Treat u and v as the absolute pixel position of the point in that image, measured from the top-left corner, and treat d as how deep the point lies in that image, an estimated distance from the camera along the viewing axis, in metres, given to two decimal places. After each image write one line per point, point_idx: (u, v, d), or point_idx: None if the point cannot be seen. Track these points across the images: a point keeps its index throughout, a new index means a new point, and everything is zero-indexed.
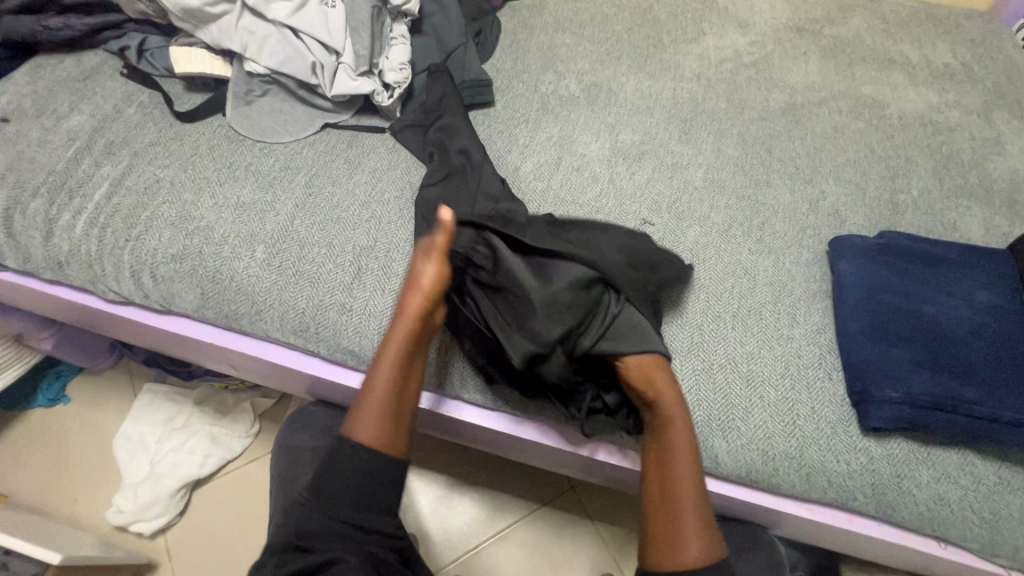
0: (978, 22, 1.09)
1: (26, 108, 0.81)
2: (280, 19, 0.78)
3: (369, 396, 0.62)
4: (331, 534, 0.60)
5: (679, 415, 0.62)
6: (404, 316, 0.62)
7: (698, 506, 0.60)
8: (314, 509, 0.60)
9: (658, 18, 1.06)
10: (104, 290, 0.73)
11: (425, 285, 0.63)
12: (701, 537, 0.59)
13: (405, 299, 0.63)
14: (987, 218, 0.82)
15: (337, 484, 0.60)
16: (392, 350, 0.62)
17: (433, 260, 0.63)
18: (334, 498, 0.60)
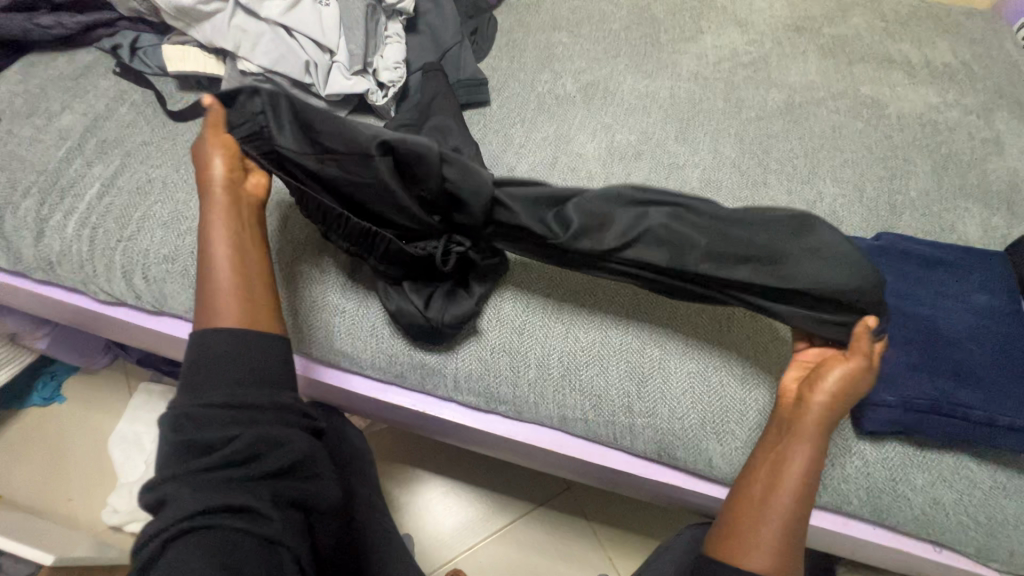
0: (979, 21, 1.08)
1: (17, 107, 0.80)
2: (273, 18, 0.77)
3: (213, 283, 0.56)
4: (213, 423, 0.49)
5: (818, 424, 0.54)
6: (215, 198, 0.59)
7: (795, 518, 0.51)
8: (188, 404, 0.50)
9: (656, 16, 1.06)
10: (96, 291, 0.73)
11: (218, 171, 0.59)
12: (788, 555, 0.50)
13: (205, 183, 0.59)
14: (985, 219, 0.81)
15: (214, 367, 0.52)
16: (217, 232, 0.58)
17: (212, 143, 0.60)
18: (213, 382, 0.51)
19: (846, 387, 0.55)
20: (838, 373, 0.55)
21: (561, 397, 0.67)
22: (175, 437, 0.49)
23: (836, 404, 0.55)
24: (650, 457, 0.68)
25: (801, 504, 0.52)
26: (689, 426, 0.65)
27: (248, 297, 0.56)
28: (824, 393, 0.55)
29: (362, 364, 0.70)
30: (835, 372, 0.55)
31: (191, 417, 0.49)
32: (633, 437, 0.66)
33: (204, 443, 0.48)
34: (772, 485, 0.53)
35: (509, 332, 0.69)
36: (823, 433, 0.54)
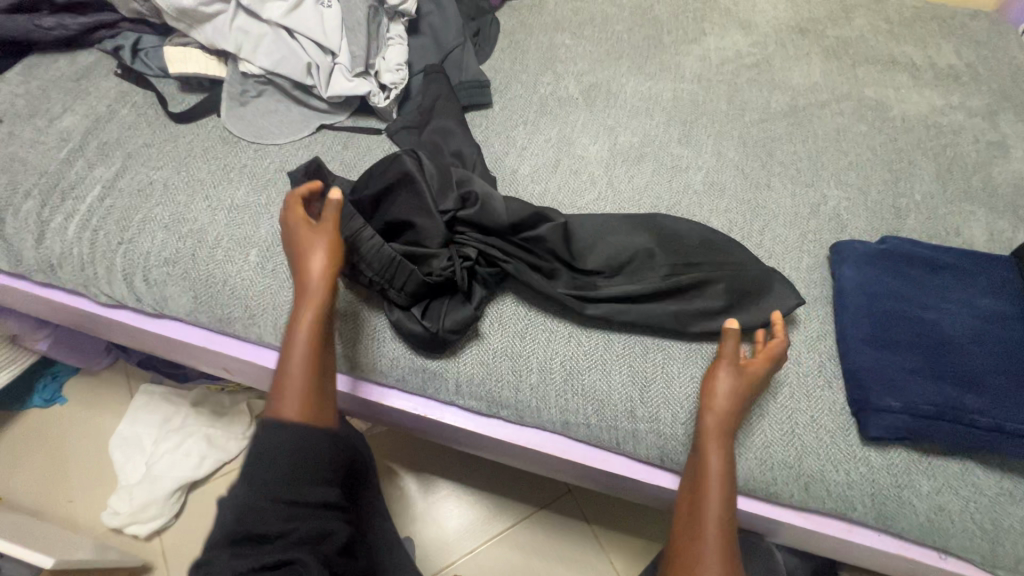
0: (983, 22, 1.07)
1: (19, 109, 0.80)
2: (275, 19, 0.77)
3: (287, 366, 0.57)
4: (271, 516, 0.49)
5: (718, 433, 0.58)
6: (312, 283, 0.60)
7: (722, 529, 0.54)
8: (245, 496, 0.50)
9: (658, 18, 1.05)
10: (97, 293, 0.73)
11: (320, 253, 0.61)
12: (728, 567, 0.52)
13: (304, 263, 0.60)
14: (990, 222, 0.81)
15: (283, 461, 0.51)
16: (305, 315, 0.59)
17: (326, 228, 0.62)
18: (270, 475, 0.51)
19: (734, 392, 0.60)
20: (728, 381, 0.60)
21: (563, 402, 0.67)
22: (232, 525, 0.49)
23: (728, 410, 0.59)
24: (651, 462, 0.67)
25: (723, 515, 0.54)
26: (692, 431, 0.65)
27: (318, 392, 0.57)
28: (720, 404, 0.59)
29: (364, 367, 0.70)
30: (722, 379, 0.60)
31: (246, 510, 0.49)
32: (635, 442, 0.66)
33: (261, 533, 0.49)
34: (696, 505, 0.56)
35: (509, 337, 0.69)
36: (726, 440, 0.58)
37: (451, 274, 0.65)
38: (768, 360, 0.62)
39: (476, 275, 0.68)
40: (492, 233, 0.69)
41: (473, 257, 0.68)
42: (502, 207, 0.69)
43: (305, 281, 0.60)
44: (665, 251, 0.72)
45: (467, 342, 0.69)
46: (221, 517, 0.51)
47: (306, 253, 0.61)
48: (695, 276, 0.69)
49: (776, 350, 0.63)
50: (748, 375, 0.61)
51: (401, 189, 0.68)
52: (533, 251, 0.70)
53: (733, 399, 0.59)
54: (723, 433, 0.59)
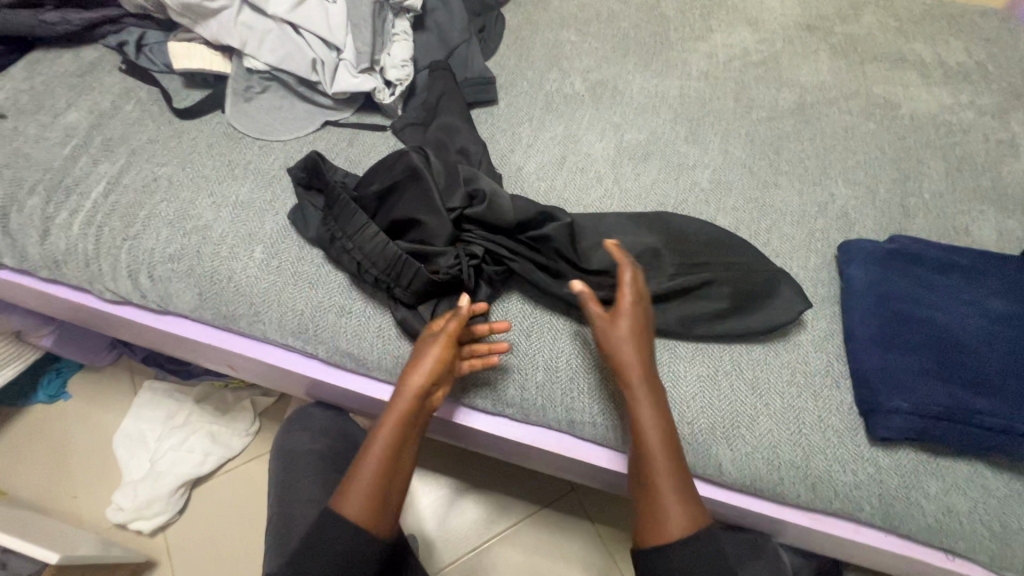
0: (993, 20, 1.06)
1: (23, 104, 0.80)
2: (280, 15, 0.76)
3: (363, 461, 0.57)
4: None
5: (643, 394, 0.59)
6: (405, 393, 0.59)
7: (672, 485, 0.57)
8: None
9: (665, 14, 1.04)
10: (101, 290, 0.72)
11: (425, 364, 0.59)
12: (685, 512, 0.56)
13: (411, 372, 0.59)
14: (1000, 221, 0.80)
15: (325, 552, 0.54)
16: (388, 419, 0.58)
17: (438, 341, 0.60)
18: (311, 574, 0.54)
19: (629, 347, 0.60)
20: (617, 336, 0.61)
21: (570, 402, 0.66)
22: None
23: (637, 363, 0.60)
24: None
25: (671, 474, 0.57)
26: (697, 430, 0.64)
27: (381, 498, 0.56)
28: (626, 365, 0.60)
29: (368, 365, 0.69)
30: (613, 337, 0.61)
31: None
32: None
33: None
34: (645, 477, 0.58)
35: (515, 335, 0.68)
36: (650, 400, 0.59)
37: (458, 271, 0.65)
38: (634, 290, 0.62)
39: (482, 274, 0.68)
40: (499, 231, 0.69)
41: (480, 255, 0.67)
42: (509, 204, 0.68)
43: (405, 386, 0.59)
44: (673, 251, 0.72)
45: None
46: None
47: (416, 361, 0.60)
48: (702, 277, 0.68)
49: (632, 275, 0.63)
50: (628, 318, 0.61)
51: (407, 188, 0.68)
52: (541, 251, 0.69)
53: (631, 352, 0.60)
54: (643, 392, 0.59)
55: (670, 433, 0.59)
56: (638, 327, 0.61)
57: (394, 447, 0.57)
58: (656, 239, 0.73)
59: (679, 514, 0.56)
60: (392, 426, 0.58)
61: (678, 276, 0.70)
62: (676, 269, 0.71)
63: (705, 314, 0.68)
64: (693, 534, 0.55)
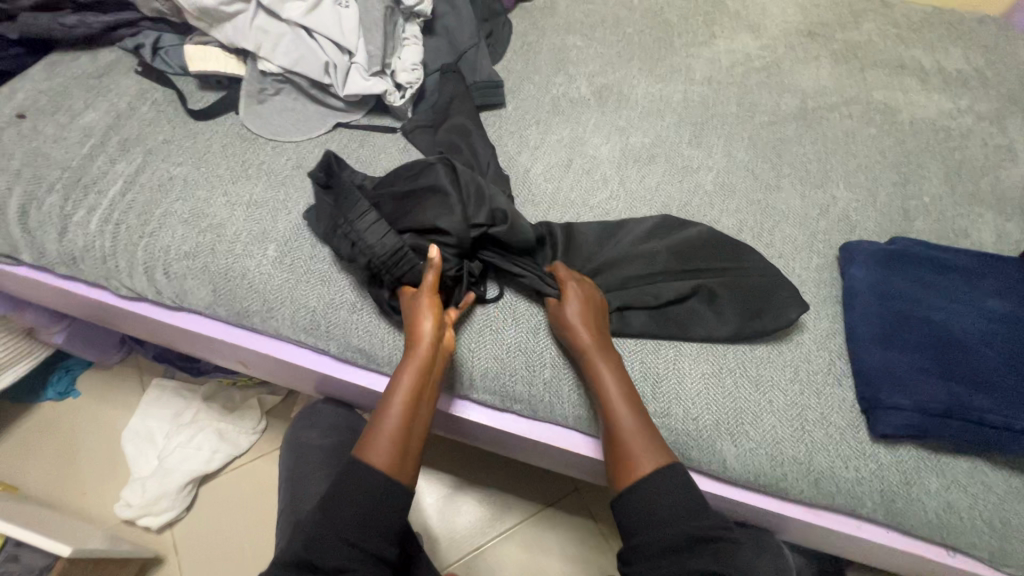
0: (991, 27, 1.08)
1: (42, 105, 0.81)
2: (294, 19, 0.78)
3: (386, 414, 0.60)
4: (330, 553, 0.54)
5: (597, 357, 0.63)
6: (416, 348, 0.61)
7: (641, 437, 0.60)
8: (316, 525, 0.55)
9: (669, 20, 1.06)
10: (117, 286, 0.74)
11: (427, 320, 0.62)
12: (656, 457, 0.59)
13: (414, 326, 0.62)
14: (998, 224, 0.81)
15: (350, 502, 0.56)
16: (408, 375, 0.61)
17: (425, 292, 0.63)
18: (341, 518, 0.55)
19: (578, 318, 0.64)
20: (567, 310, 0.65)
21: (578, 400, 0.68)
22: (299, 552, 0.54)
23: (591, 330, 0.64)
24: None
25: (636, 425, 0.60)
26: (703, 426, 0.65)
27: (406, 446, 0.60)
28: (579, 332, 0.64)
29: (378, 361, 0.70)
30: (564, 312, 0.65)
31: (317, 535, 0.55)
32: None
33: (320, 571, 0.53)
34: (615, 438, 0.60)
35: (523, 332, 0.70)
36: (605, 366, 0.63)
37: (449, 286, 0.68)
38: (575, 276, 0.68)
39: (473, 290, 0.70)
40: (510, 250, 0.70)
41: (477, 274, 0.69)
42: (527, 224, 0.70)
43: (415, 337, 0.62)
44: (679, 254, 0.73)
45: (480, 336, 0.70)
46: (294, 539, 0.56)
47: (417, 317, 0.63)
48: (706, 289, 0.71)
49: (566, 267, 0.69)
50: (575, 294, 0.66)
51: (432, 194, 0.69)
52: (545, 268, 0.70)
53: (581, 320, 0.64)
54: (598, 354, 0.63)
55: (629, 389, 0.62)
56: (588, 303, 0.66)
57: (413, 392, 0.61)
58: (661, 242, 0.74)
59: (649, 456, 0.59)
60: (412, 379, 0.61)
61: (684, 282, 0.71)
62: (682, 274, 0.72)
63: (708, 323, 0.70)
64: (663, 471, 0.58)
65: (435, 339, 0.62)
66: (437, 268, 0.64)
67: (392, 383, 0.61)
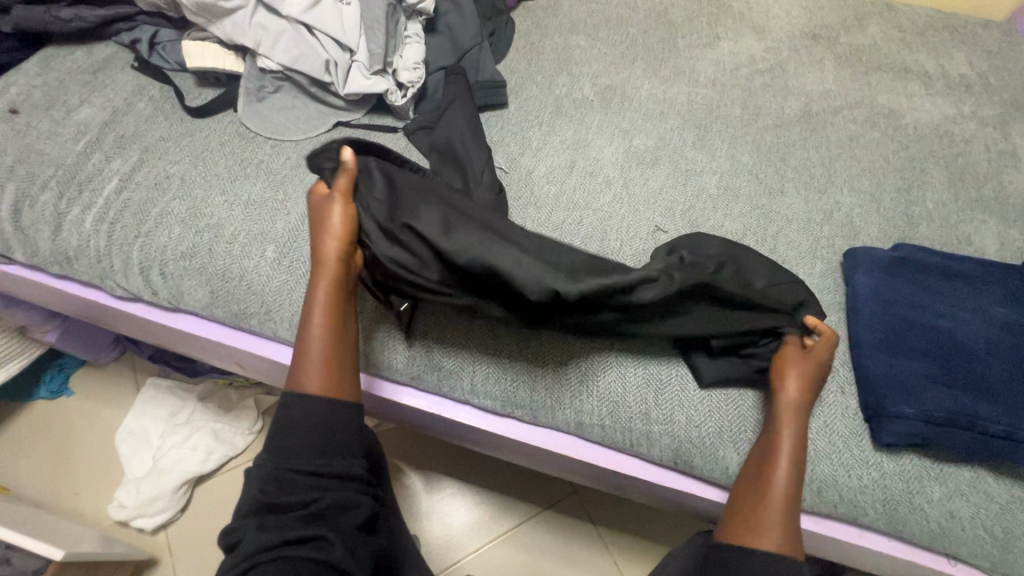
0: (995, 32, 1.08)
1: (35, 100, 0.80)
2: (295, 16, 0.77)
3: (308, 333, 0.61)
4: (294, 486, 0.55)
5: (795, 408, 0.61)
6: (326, 263, 0.62)
7: (784, 504, 0.56)
8: (272, 462, 0.56)
9: (673, 21, 1.06)
10: (112, 286, 0.73)
11: (337, 227, 0.62)
12: (784, 534, 0.55)
13: (318, 237, 0.62)
14: (1001, 231, 0.81)
15: (301, 429, 0.57)
16: (322, 288, 0.61)
17: (336, 201, 0.63)
18: (293, 447, 0.56)
19: (807, 372, 0.62)
20: (806, 366, 0.62)
21: (580, 405, 0.67)
22: (256, 496, 0.54)
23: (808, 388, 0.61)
24: (665, 464, 0.68)
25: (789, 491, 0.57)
26: (706, 434, 0.65)
27: (336, 364, 0.61)
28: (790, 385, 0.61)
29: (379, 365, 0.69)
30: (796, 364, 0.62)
31: (275, 472, 0.55)
32: (649, 444, 0.66)
33: (287, 504, 0.54)
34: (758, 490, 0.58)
35: (524, 338, 0.69)
36: (795, 426, 0.60)
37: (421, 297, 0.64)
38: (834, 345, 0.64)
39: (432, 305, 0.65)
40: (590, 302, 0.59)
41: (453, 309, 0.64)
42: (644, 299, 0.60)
43: (320, 253, 0.62)
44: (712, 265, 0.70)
45: (483, 344, 0.69)
46: (248, 487, 0.55)
47: (324, 226, 0.62)
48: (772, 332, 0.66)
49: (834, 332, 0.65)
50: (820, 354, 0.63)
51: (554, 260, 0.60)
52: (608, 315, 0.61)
53: (808, 379, 0.62)
54: (795, 412, 0.60)
55: (800, 462, 0.59)
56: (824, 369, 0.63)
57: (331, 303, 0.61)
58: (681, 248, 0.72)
59: (778, 534, 0.55)
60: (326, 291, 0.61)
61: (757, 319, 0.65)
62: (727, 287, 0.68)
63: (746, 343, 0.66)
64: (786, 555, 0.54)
65: (343, 253, 0.62)
66: (350, 173, 0.63)
67: (309, 300, 0.62)
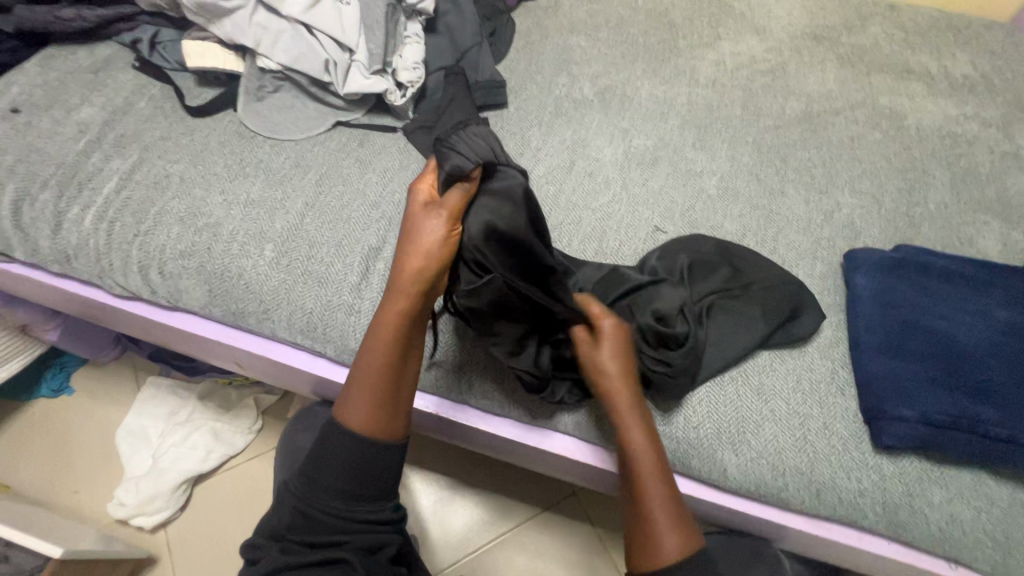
0: (998, 32, 1.07)
1: (37, 99, 0.80)
2: (295, 15, 0.77)
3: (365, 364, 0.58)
4: (322, 526, 0.58)
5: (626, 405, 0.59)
6: (402, 292, 0.56)
7: (668, 505, 0.55)
8: (303, 498, 0.59)
9: (674, 22, 1.05)
10: (111, 285, 0.73)
11: (427, 254, 0.55)
12: (681, 533, 0.54)
13: (403, 256, 0.56)
14: (1004, 233, 0.80)
15: (332, 472, 0.58)
16: (392, 317, 0.57)
17: (438, 221, 0.55)
18: (324, 487, 0.58)
19: (604, 361, 0.59)
20: (601, 358, 0.59)
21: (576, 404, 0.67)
22: (286, 530, 0.58)
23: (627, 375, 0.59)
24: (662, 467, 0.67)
25: (662, 489, 0.56)
26: (703, 435, 0.65)
27: (380, 403, 0.58)
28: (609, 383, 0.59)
29: None
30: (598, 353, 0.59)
31: (305, 509, 0.58)
32: None
33: (313, 542, 0.57)
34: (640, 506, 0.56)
35: None
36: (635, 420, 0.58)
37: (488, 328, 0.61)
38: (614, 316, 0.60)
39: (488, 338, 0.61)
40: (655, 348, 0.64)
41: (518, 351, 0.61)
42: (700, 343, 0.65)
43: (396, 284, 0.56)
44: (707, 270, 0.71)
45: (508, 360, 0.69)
46: (280, 514, 0.60)
47: (412, 245, 0.55)
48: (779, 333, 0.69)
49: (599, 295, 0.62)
50: (608, 335, 0.59)
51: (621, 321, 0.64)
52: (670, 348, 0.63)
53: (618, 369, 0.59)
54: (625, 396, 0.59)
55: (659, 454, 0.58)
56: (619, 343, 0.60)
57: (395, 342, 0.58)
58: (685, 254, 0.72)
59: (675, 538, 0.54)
60: (395, 320, 0.57)
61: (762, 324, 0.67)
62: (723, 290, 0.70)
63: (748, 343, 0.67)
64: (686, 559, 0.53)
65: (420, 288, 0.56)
66: (458, 195, 0.56)
67: (375, 322, 0.58)
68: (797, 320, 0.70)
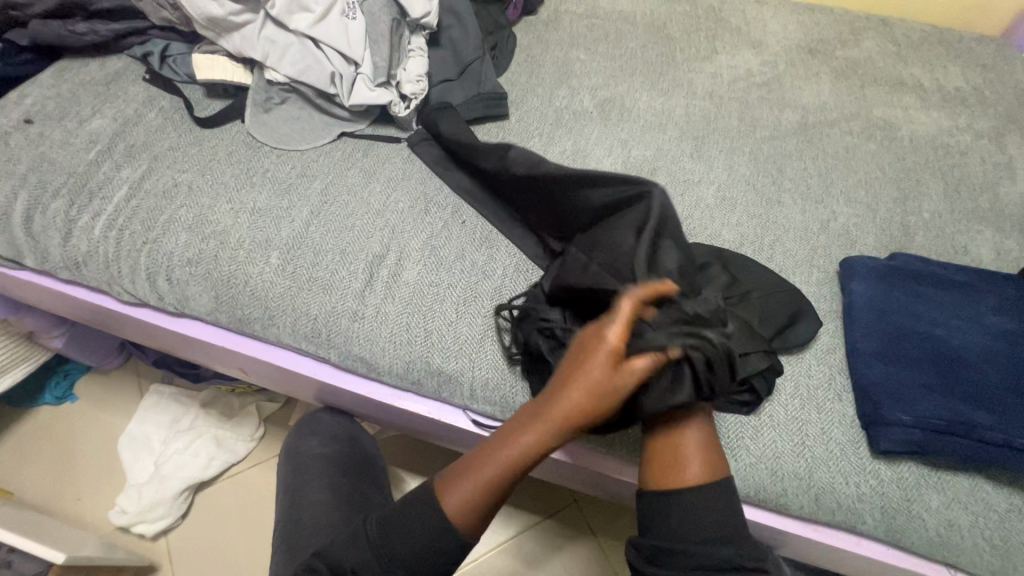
0: (989, 46, 1.10)
1: (49, 110, 0.82)
2: (301, 30, 0.79)
3: (484, 460, 0.57)
4: None
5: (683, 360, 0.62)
6: (552, 422, 0.55)
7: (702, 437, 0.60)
8: (376, 551, 0.58)
9: (671, 36, 1.08)
10: (120, 292, 0.74)
11: (595, 403, 0.54)
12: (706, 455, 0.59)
13: (570, 392, 0.54)
14: (998, 242, 0.82)
15: (401, 536, 0.58)
16: (531, 440, 0.56)
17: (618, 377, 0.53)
18: (395, 548, 0.58)
19: None
20: None
21: None
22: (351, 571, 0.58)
23: None
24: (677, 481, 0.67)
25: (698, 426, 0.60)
26: None
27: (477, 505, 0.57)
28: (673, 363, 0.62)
29: (380, 370, 0.70)
30: None
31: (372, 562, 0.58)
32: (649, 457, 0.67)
33: None
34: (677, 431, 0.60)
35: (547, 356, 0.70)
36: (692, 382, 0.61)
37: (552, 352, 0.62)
38: None
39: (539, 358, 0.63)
40: None
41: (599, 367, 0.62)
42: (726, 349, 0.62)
43: (553, 411, 0.55)
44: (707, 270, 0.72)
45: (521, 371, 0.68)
46: (352, 547, 0.60)
47: (577, 384, 0.54)
48: (783, 332, 0.69)
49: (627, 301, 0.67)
50: None
51: None
52: None
53: None
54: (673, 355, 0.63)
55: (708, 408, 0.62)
56: None
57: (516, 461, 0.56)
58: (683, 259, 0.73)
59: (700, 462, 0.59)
60: (531, 440, 0.56)
61: (762, 318, 0.69)
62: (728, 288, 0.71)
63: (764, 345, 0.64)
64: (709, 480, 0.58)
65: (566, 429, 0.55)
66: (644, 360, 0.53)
67: (510, 438, 0.57)
68: (800, 324, 0.71)
